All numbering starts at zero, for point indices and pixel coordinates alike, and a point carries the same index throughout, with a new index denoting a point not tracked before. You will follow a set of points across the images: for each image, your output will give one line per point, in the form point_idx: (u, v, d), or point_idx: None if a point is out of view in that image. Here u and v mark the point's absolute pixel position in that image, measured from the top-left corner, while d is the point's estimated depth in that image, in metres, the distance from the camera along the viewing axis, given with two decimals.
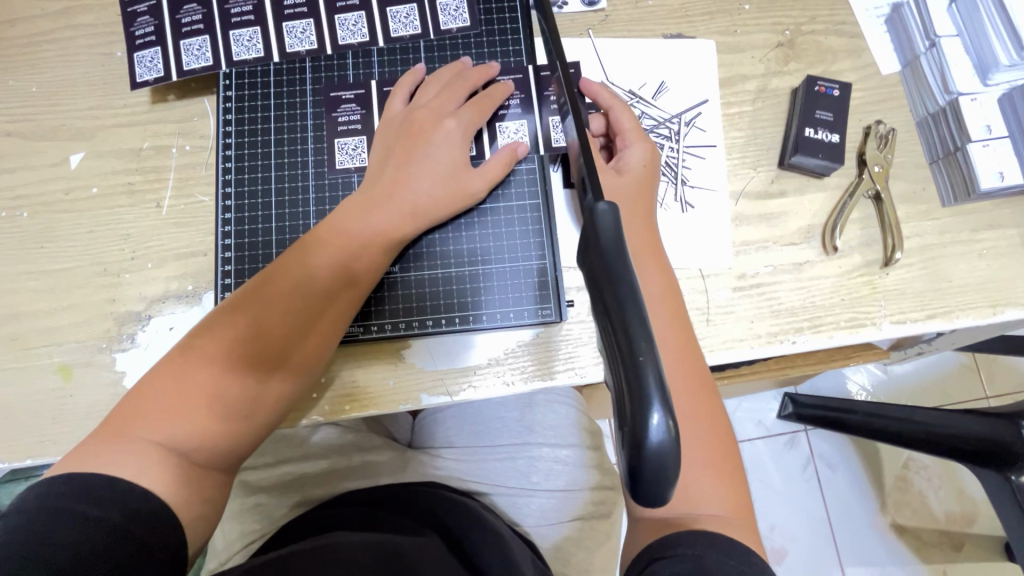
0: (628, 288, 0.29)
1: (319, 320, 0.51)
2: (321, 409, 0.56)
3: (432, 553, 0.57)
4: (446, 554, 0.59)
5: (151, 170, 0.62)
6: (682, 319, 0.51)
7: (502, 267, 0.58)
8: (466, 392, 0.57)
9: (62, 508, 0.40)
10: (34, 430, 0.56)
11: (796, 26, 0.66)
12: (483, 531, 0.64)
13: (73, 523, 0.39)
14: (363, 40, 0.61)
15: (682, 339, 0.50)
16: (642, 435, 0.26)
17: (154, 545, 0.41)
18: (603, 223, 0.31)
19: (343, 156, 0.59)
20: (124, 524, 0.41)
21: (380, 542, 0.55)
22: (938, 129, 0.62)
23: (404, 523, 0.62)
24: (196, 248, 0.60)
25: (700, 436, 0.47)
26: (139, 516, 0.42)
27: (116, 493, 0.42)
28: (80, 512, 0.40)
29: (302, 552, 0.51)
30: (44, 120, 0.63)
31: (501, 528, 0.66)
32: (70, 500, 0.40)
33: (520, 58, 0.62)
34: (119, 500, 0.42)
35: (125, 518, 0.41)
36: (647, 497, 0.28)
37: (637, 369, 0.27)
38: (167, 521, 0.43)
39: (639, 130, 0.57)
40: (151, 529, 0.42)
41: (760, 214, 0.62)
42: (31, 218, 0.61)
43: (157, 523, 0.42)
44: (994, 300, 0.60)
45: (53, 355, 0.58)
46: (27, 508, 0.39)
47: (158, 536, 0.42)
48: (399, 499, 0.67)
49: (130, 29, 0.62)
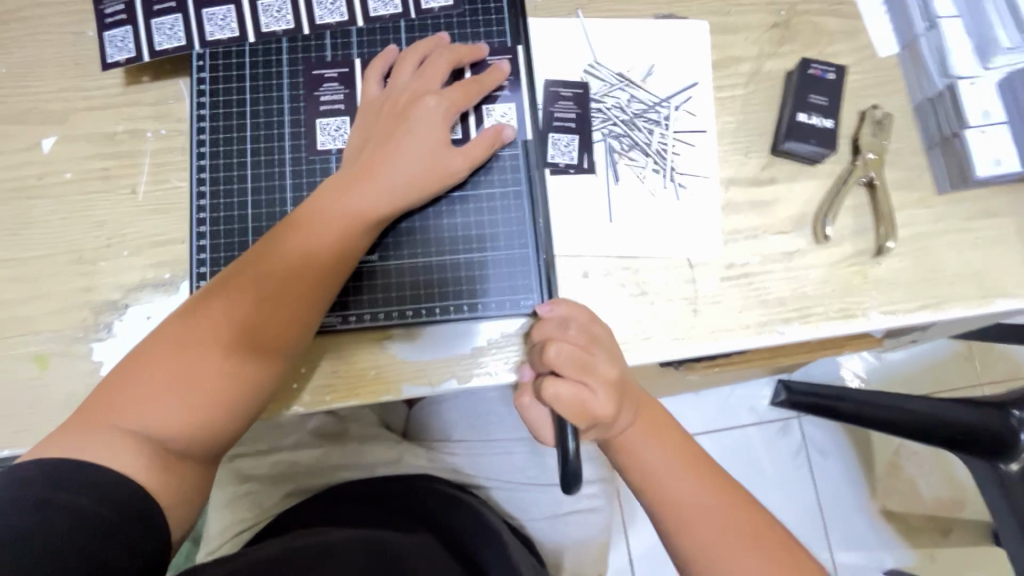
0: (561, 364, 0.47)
1: (295, 307, 0.50)
2: (303, 400, 0.56)
3: (428, 547, 0.57)
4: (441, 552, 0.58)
5: (126, 154, 0.60)
6: (670, 423, 0.51)
7: (486, 256, 0.57)
8: (450, 383, 0.56)
9: (28, 495, 0.39)
10: (11, 420, 0.55)
11: (792, 6, 0.64)
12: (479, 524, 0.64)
13: (41, 509, 0.38)
14: (342, 19, 0.59)
15: (673, 442, 0.50)
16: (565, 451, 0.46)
17: (129, 528, 0.41)
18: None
19: (325, 137, 0.58)
20: (97, 509, 0.40)
21: (370, 540, 0.54)
22: (935, 113, 0.60)
23: (400, 521, 0.61)
24: (173, 235, 0.59)
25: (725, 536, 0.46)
26: (115, 502, 0.41)
27: (87, 481, 0.41)
28: (47, 498, 0.39)
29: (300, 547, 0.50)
30: (14, 103, 0.61)
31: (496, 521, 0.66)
32: (39, 487, 0.40)
33: (504, 39, 0.59)
34: (92, 487, 0.41)
35: (96, 503, 0.40)
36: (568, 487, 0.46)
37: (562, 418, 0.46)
38: (145, 505, 0.43)
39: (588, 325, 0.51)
40: (125, 513, 0.41)
41: (750, 202, 0.61)
42: (4, 204, 0.59)
43: (133, 509, 0.42)
44: (987, 290, 0.59)
45: (28, 344, 0.57)
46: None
47: (133, 521, 0.41)
48: (393, 495, 0.66)
49: (100, 8, 0.60)
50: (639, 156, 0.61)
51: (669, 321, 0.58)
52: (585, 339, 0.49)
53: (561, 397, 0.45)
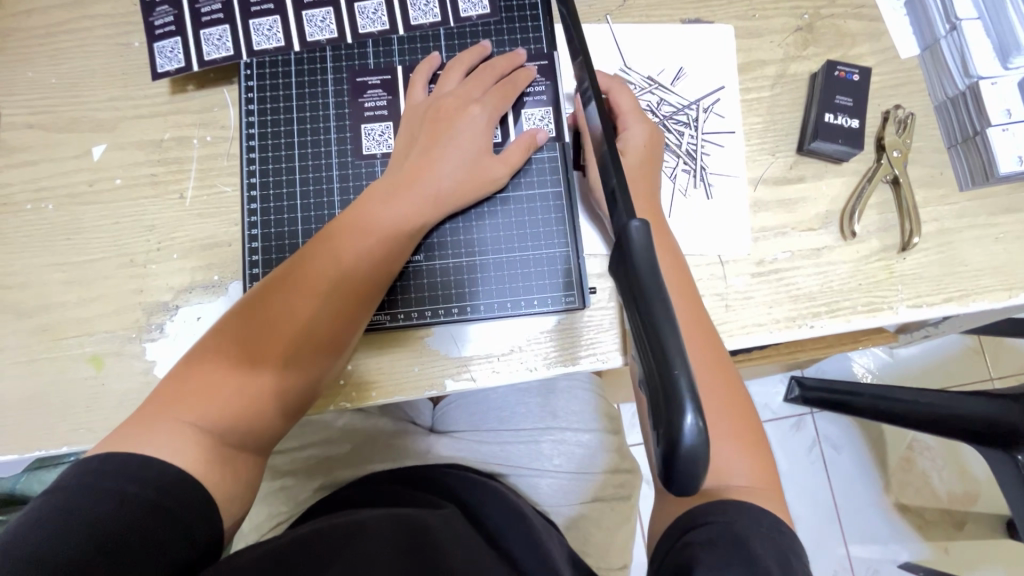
0: (651, 275, 0.31)
1: (351, 302, 0.52)
2: (349, 396, 0.58)
3: (454, 527, 0.59)
4: (468, 532, 0.60)
5: (173, 161, 0.62)
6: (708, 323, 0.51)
7: (525, 255, 0.59)
8: (489, 377, 0.58)
9: (100, 485, 0.41)
10: (69, 418, 0.57)
11: (815, 10, 0.66)
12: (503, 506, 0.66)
13: (112, 498, 0.40)
14: (383, 28, 0.61)
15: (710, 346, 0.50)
16: (677, 434, 0.27)
17: (188, 519, 0.43)
18: (637, 242, 0.32)
19: (371, 142, 0.60)
20: (162, 500, 0.42)
21: (403, 518, 0.56)
22: (957, 112, 0.62)
23: (425, 499, 0.63)
24: (221, 238, 0.61)
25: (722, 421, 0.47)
26: (174, 493, 0.43)
27: (151, 474, 0.43)
28: (116, 488, 0.41)
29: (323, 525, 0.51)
30: (65, 112, 0.63)
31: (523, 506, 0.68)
32: (107, 478, 0.41)
33: (540, 45, 0.61)
34: (156, 479, 0.43)
35: (158, 494, 0.42)
36: (678, 485, 0.28)
37: (674, 377, 0.27)
38: (204, 499, 0.44)
39: (637, 112, 0.57)
40: (185, 504, 0.43)
41: (778, 200, 0.63)
42: (57, 210, 0.61)
43: (193, 501, 0.44)
44: (1010, 284, 0.61)
45: (84, 345, 0.59)
46: (68, 484, 0.41)
47: (190, 513, 0.43)
48: (421, 480, 0.68)
49: (149, 19, 0.62)
50: (669, 157, 0.63)
51: None
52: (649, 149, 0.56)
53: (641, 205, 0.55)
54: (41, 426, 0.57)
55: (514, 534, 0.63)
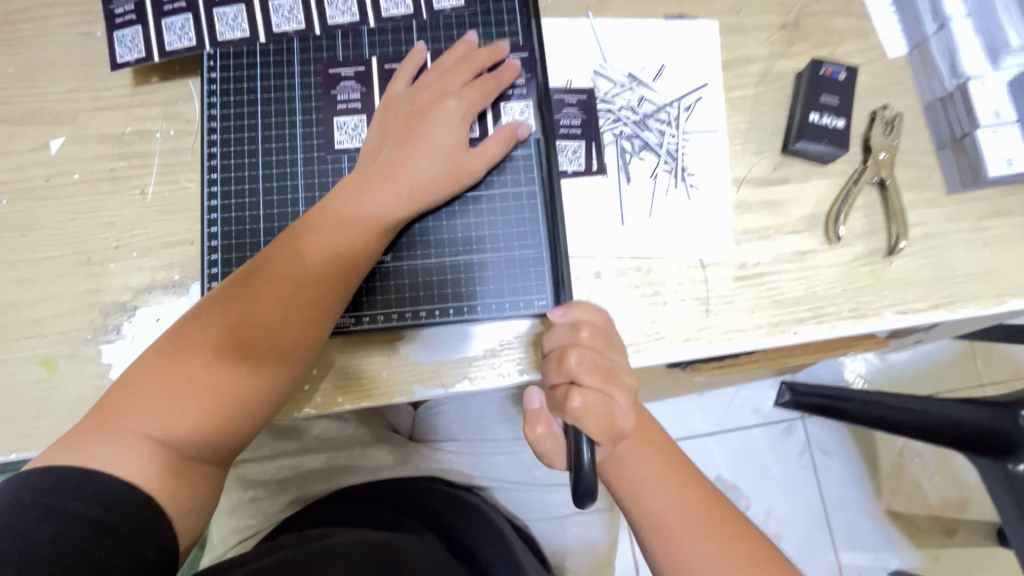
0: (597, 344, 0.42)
1: (315, 304, 0.49)
2: (315, 402, 0.55)
3: (432, 552, 0.57)
4: (447, 556, 0.58)
5: (134, 155, 0.60)
6: (661, 434, 0.53)
7: (499, 257, 0.57)
8: (461, 384, 0.56)
9: (41, 503, 0.38)
10: (19, 423, 0.55)
11: (801, 7, 0.64)
12: (484, 531, 0.64)
13: (52, 517, 0.38)
14: (353, 20, 0.59)
15: (661, 453, 0.51)
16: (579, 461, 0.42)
17: (138, 540, 0.40)
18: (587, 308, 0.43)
19: (342, 136, 0.57)
20: (109, 520, 0.39)
21: (375, 542, 0.53)
22: (946, 113, 0.60)
23: (402, 522, 0.62)
24: (183, 237, 0.58)
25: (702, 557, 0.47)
26: (125, 512, 0.41)
27: (98, 492, 0.40)
28: (60, 506, 0.39)
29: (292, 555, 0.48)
30: (22, 104, 0.61)
31: (502, 524, 0.66)
32: (51, 497, 0.39)
33: (517, 38, 0.59)
34: (103, 498, 0.40)
35: (108, 513, 0.40)
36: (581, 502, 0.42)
37: (577, 432, 0.43)
38: (155, 519, 0.42)
39: (614, 389, 0.45)
40: (136, 524, 0.41)
41: (762, 202, 0.61)
42: (12, 205, 0.59)
43: (146, 520, 0.41)
44: (998, 290, 0.59)
45: (36, 347, 0.56)
46: (6, 500, 0.38)
47: (143, 536, 0.41)
48: (399, 498, 0.67)
49: (110, 7, 0.59)
50: (650, 157, 0.61)
51: (682, 322, 0.58)
52: (602, 341, 0.48)
53: (591, 407, 0.44)
54: None
55: (490, 550, 0.62)
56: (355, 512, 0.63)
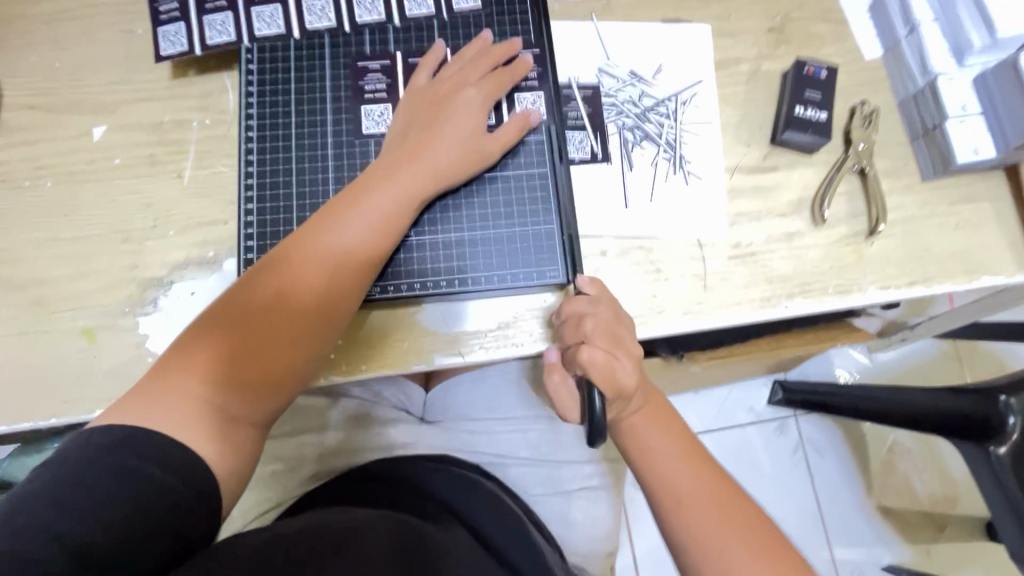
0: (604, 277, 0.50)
1: (349, 273, 0.54)
2: (341, 369, 0.59)
3: (455, 538, 0.59)
4: (473, 547, 0.60)
5: (172, 142, 0.64)
6: (671, 412, 0.57)
7: (513, 232, 0.61)
8: (477, 352, 0.60)
9: (102, 460, 0.41)
10: (60, 390, 0.58)
11: (786, 13, 0.70)
12: (499, 517, 0.67)
13: (113, 474, 0.41)
14: (379, 18, 0.64)
15: (672, 430, 0.56)
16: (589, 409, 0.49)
17: (187, 495, 0.43)
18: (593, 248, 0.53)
19: (369, 122, 0.62)
20: (163, 478, 0.42)
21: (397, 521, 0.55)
22: (918, 108, 0.66)
23: (426, 506, 0.64)
24: (217, 217, 0.63)
25: (708, 520, 0.50)
26: (177, 470, 0.43)
27: (154, 447, 0.43)
28: (118, 462, 0.41)
29: (329, 520, 0.51)
30: (67, 94, 0.65)
31: (516, 511, 0.69)
32: (110, 452, 0.42)
33: (529, 36, 0.65)
34: (158, 455, 0.43)
35: (162, 470, 0.42)
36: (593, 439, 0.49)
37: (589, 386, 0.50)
38: (201, 475, 0.45)
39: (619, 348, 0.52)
40: (186, 481, 0.43)
41: (754, 187, 0.66)
42: (55, 187, 0.63)
43: (196, 479, 0.44)
44: (970, 268, 0.64)
45: (77, 318, 0.60)
46: (70, 459, 0.41)
47: (192, 492, 0.43)
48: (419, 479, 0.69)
49: (154, 5, 0.64)
50: (650, 146, 0.66)
51: (682, 296, 0.63)
52: (615, 310, 0.54)
53: (599, 363, 0.50)
54: (31, 397, 0.58)
55: (504, 535, 0.66)
56: (378, 491, 0.66)
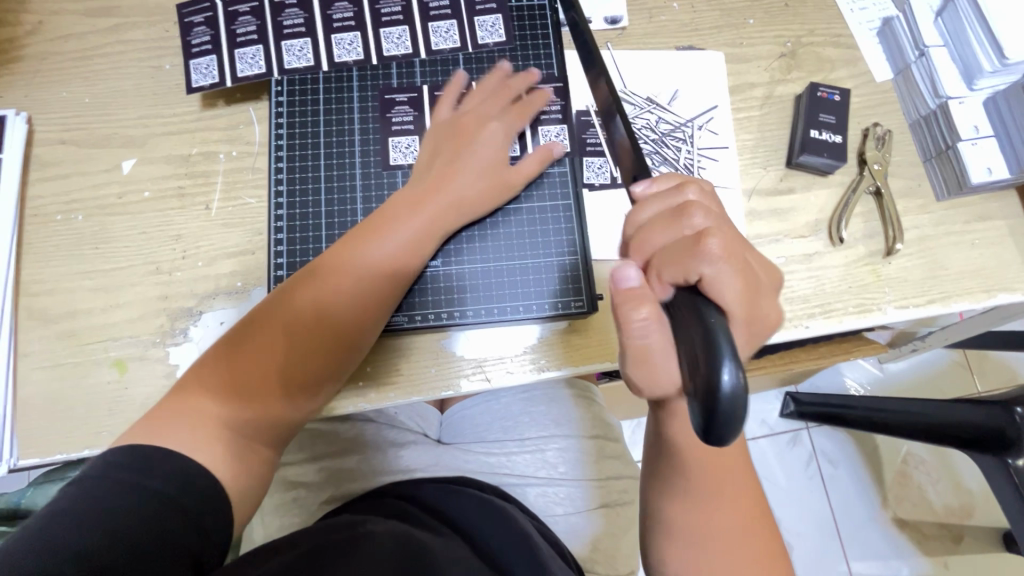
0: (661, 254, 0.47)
1: (378, 299, 0.55)
2: (367, 396, 0.60)
3: (456, 551, 0.56)
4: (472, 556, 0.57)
5: (200, 174, 0.65)
6: None
7: (537, 262, 0.62)
8: (503, 377, 0.61)
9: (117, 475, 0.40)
10: (91, 421, 0.58)
11: (797, 38, 0.72)
12: (508, 531, 0.63)
13: (129, 490, 0.40)
14: (406, 52, 0.66)
15: None
16: (714, 381, 0.31)
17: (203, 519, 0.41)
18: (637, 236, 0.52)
19: (396, 154, 0.64)
20: (178, 498, 0.41)
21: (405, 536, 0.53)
22: (930, 129, 0.68)
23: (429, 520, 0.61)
24: (244, 247, 0.64)
25: (707, 512, 0.50)
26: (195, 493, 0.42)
27: (172, 468, 0.42)
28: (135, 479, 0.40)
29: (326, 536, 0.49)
30: (97, 129, 0.67)
31: (526, 525, 0.65)
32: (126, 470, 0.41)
33: (551, 69, 0.66)
34: (175, 473, 0.42)
35: (177, 489, 0.41)
36: (715, 437, 0.32)
37: (720, 343, 0.32)
38: (216, 497, 0.43)
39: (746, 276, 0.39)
40: (200, 499, 0.42)
41: (771, 210, 0.67)
42: (86, 220, 0.64)
43: (206, 497, 0.43)
44: (988, 286, 0.65)
45: (109, 350, 0.61)
46: (92, 474, 0.40)
47: (209, 517, 0.42)
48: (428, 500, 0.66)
49: (187, 39, 0.66)
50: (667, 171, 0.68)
51: None
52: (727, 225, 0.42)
53: (727, 253, 0.38)
54: (63, 428, 0.58)
55: (514, 554, 0.61)
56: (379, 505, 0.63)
